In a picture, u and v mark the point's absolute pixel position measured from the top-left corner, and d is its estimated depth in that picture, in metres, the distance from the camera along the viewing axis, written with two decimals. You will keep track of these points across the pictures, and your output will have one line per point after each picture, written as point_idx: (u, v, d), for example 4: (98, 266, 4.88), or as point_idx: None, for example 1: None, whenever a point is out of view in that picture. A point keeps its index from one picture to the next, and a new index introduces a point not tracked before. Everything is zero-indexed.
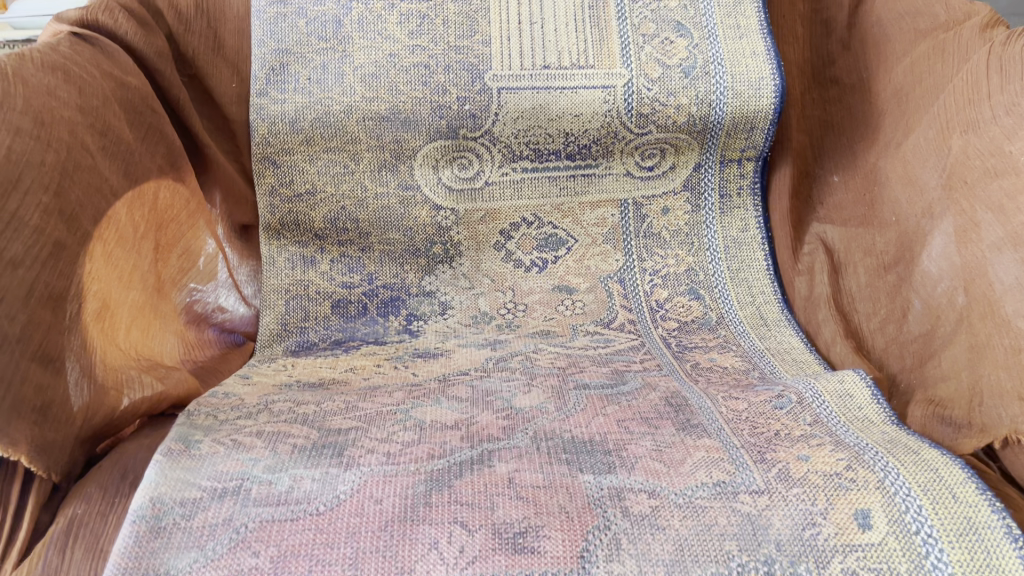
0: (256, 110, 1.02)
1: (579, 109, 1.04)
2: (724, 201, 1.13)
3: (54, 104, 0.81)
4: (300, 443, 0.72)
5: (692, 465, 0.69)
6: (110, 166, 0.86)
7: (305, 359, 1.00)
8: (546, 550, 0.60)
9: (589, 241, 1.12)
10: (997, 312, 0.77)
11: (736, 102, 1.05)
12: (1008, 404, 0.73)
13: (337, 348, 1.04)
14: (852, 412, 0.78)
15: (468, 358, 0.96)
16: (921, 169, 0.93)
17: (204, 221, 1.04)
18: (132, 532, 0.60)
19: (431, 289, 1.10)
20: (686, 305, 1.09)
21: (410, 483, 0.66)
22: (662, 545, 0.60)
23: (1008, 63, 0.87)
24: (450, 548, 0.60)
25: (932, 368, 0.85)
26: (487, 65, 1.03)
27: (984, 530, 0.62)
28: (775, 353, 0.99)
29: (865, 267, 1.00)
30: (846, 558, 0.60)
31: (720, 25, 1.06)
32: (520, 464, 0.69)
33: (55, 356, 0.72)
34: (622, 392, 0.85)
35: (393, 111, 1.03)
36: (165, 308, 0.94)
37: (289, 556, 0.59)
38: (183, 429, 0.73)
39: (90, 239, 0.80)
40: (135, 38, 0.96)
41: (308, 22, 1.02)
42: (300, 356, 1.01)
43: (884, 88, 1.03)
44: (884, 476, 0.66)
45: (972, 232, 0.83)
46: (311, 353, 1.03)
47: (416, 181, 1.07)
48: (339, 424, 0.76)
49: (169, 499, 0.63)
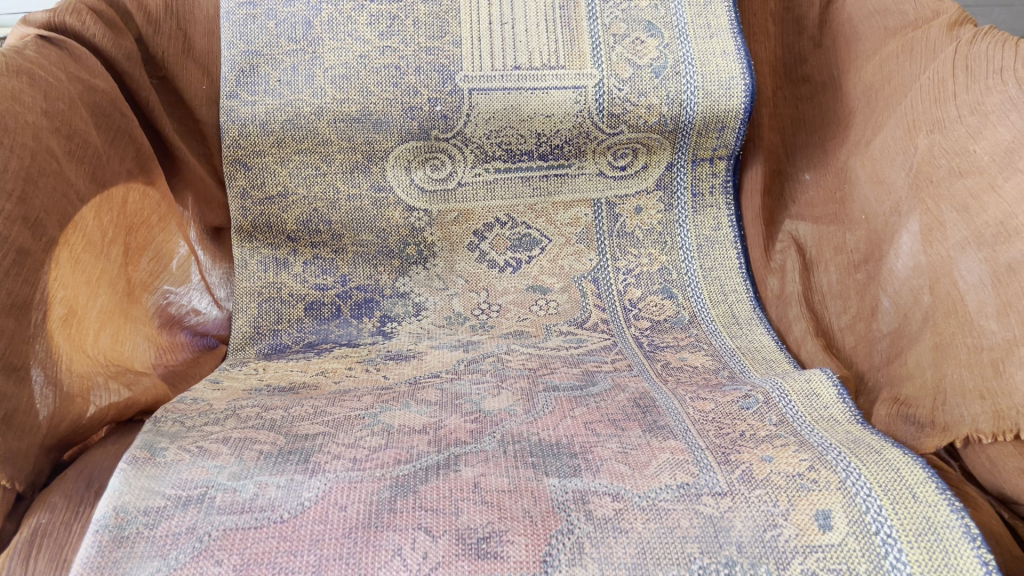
0: (226, 112, 1.02)
1: (551, 109, 1.04)
2: (697, 200, 1.14)
3: (18, 109, 0.80)
4: (265, 450, 0.72)
5: (657, 467, 0.70)
6: (76, 171, 0.85)
7: (277, 362, 1.00)
8: (509, 556, 0.60)
9: (563, 240, 1.12)
10: (960, 311, 0.78)
11: (706, 101, 1.05)
12: (971, 403, 0.74)
13: (310, 351, 1.03)
14: (817, 411, 0.79)
15: (440, 360, 0.97)
16: (889, 167, 0.93)
17: (175, 224, 1.03)
18: (95, 542, 0.60)
19: (405, 290, 1.10)
20: (658, 304, 1.10)
21: (375, 489, 0.66)
22: (625, 548, 0.61)
23: (974, 62, 0.87)
24: (413, 554, 0.60)
25: (899, 367, 0.85)
26: (458, 66, 1.02)
27: (943, 529, 0.63)
28: (746, 352, 0.99)
29: (835, 266, 1.00)
30: (806, 559, 0.60)
31: (691, 24, 1.06)
32: (486, 468, 0.69)
33: (19, 365, 0.72)
34: (591, 393, 0.85)
35: (364, 112, 1.02)
36: (136, 312, 0.93)
37: (251, 565, 0.59)
38: (150, 436, 0.73)
39: (55, 245, 0.80)
40: (103, 41, 0.95)
41: (277, 23, 1.02)
42: (272, 360, 1.01)
43: (853, 86, 1.03)
44: (846, 476, 0.67)
45: (937, 231, 0.83)
46: (284, 356, 1.03)
47: (388, 182, 1.07)
48: (306, 429, 0.76)
49: (133, 507, 0.63)
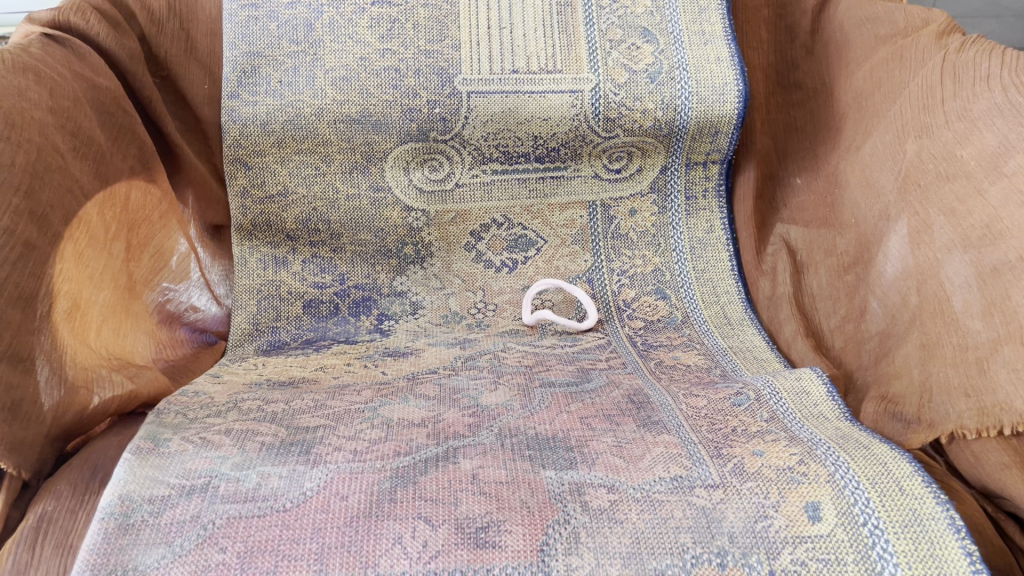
0: (228, 112, 1.03)
1: (548, 113, 1.06)
2: (689, 203, 1.16)
3: (24, 106, 0.81)
4: (402, 444, 0.73)
5: (651, 460, 0.71)
6: (80, 167, 0.86)
7: (467, 366, 0.94)
8: (507, 545, 0.62)
9: (558, 241, 1.14)
10: (947, 310, 0.79)
11: (700, 107, 1.07)
12: (956, 401, 0.76)
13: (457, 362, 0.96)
14: (808, 409, 0.81)
15: (437, 357, 0.98)
16: (878, 172, 0.95)
17: (176, 222, 1.04)
18: (137, 448, 0.70)
19: (403, 289, 1.11)
20: (652, 304, 1.12)
21: (376, 480, 0.67)
22: (620, 538, 0.62)
23: (961, 70, 0.90)
24: (413, 542, 0.61)
25: (887, 366, 0.87)
26: (457, 69, 1.04)
27: (929, 521, 0.64)
28: (737, 351, 1.01)
29: (826, 268, 1.02)
30: (796, 549, 0.62)
31: (686, 31, 1.09)
32: (484, 460, 0.71)
33: (26, 356, 0.72)
34: (586, 390, 0.87)
35: (364, 114, 1.04)
36: (137, 308, 0.93)
37: (254, 552, 0.60)
38: (153, 427, 0.74)
39: (60, 239, 0.81)
40: (107, 40, 0.96)
41: (279, 25, 1.03)
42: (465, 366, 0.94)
43: (845, 92, 1.05)
44: (835, 470, 0.69)
45: (925, 233, 0.85)
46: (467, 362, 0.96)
47: (386, 182, 1.08)
48: (411, 416, 0.80)
49: (147, 449, 0.70)
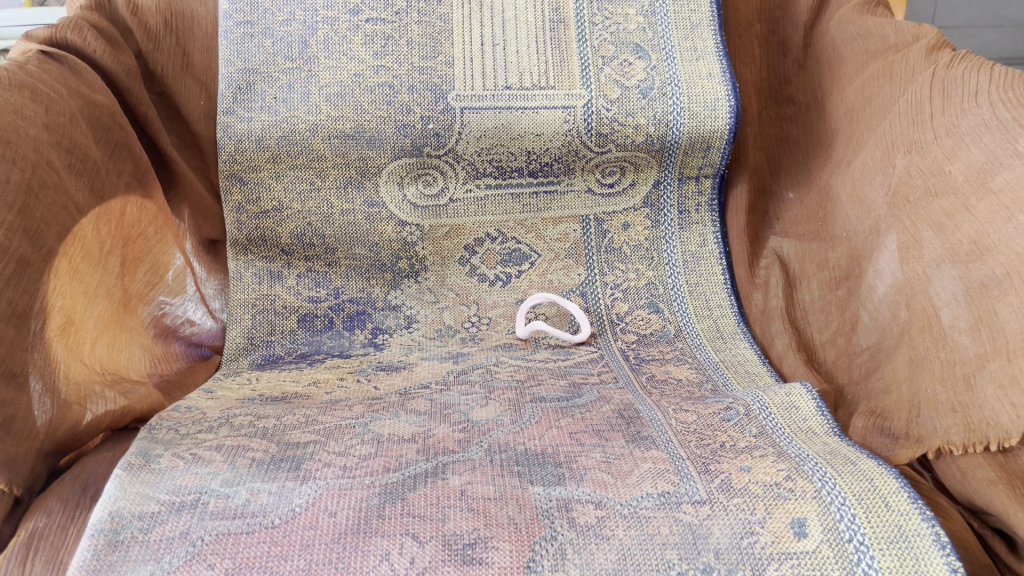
0: (222, 128, 1.04)
1: (541, 128, 1.07)
2: (683, 217, 1.16)
3: (20, 123, 0.82)
4: (392, 460, 0.74)
5: (639, 476, 0.72)
6: (75, 183, 0.87)
7: (459, 381, 0.94)
8: (494, 561, 0.62)
9: (551, 255, 1.15)
10: (934, 325, 0.80)
11: (692, 122, 1.08)
12: (943, 416, 0.76)
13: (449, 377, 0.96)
14: (797, 424, 0.81)
15: (430, 372, 0.98)
16: (868, 187, 0.96)
17: (171, 236, 1.05)
18: (127, 464, 0.71)
19: (397, 303, 1.12)
20: (646, 318, 1.12)
21: (364, 496, 0.68)
22: (606, 554, 0.63)
23: (950, 86, 0.90)
24: (400, 559, 0.62)
25: (876, 381, 0.87)
26: (450, 85, 1.05)
27: (914, 537, 0.65)
28: (729, 366, 1.02)
29: (817, 282, 1.03)
30: (781, 565, 0.62)
31: (678, 47, 1.09)
32: (473, 476, 0.71)
33: (19, 371, 0.73)
34: (576, 405, 0.87)
35: (358, 129, 1.04)
36: (131, 322, 0.94)
37: (242, 568, 0.61)
38: (144, 443, 0.75)
39: (54, 255, 0.81)
40: (103, 56, 0.97)
41: (273, 42, 1.04)
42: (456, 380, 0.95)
43: (837, 106, 1.06)
44: (821, 486, 0.69)
45: (914, 248, 0.85)
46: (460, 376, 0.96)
47: (380, 198, 1.09)
48: (400, 431, 0.80)
49: (138, 465, 0.71)
